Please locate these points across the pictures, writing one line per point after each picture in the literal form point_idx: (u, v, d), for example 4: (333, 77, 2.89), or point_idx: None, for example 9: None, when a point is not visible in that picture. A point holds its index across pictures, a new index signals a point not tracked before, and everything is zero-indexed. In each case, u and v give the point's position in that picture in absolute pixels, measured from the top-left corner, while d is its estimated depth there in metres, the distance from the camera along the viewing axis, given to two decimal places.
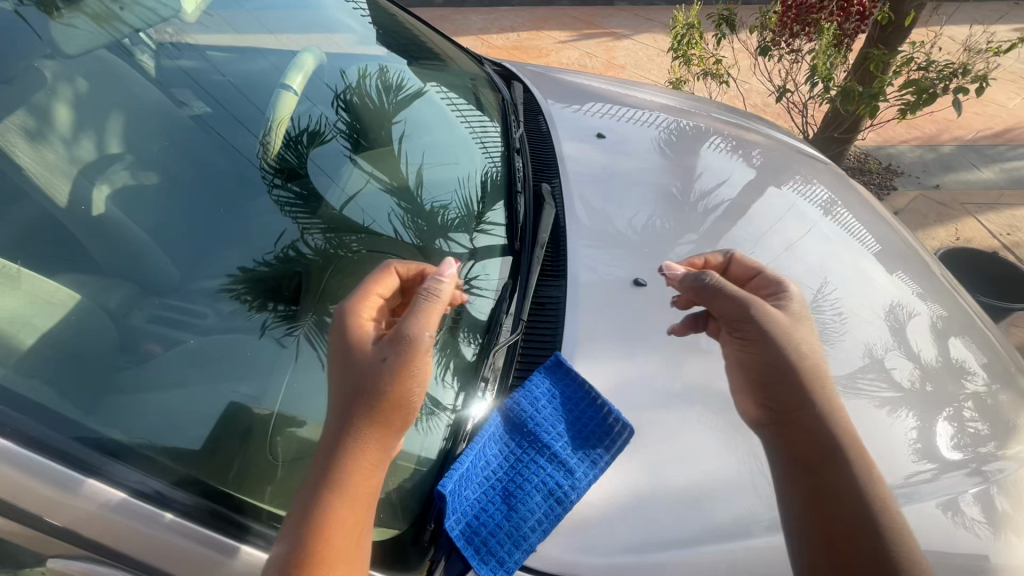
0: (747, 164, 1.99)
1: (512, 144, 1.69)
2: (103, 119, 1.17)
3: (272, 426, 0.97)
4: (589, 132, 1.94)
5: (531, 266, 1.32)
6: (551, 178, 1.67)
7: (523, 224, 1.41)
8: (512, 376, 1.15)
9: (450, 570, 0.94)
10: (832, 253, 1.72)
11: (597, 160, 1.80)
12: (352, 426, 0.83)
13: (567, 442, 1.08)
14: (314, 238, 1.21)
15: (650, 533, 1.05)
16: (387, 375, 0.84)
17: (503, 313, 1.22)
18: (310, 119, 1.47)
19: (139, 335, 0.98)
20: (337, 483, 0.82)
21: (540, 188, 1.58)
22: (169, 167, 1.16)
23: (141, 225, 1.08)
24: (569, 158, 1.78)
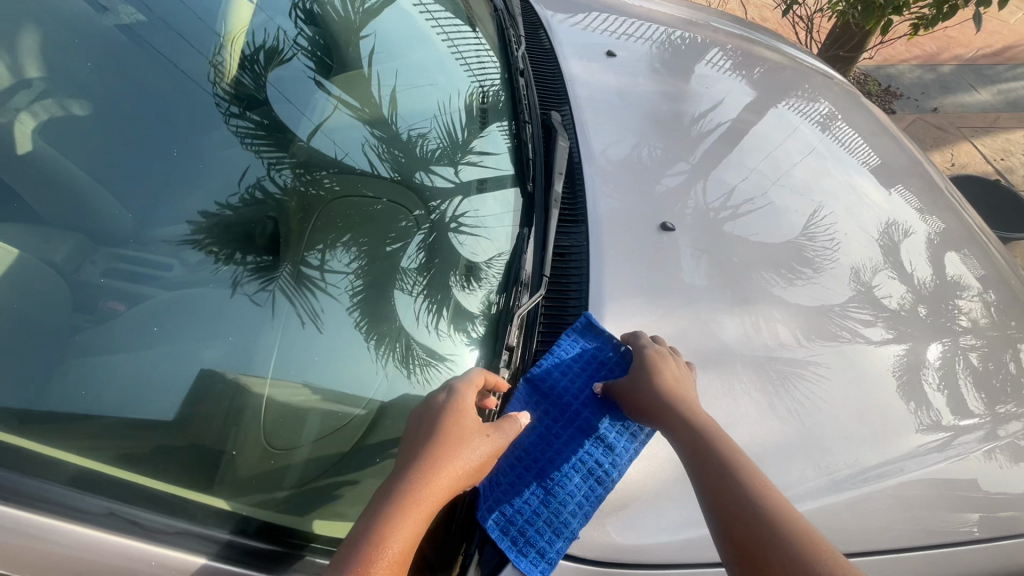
0: (748, 83, 1.87)
1: (516, 66, 1.57)
2: (13, 31, 0.96)
3: (263, 414, 0.93)
4: (598, 49, 1.79)
5: (547, 206, 1.31)
6: (560, 106, 1.57)
7: (535, 155, 1.39)
8: (537, 343, 1.17)
9: (486, 562, 0.94)
10: (825, 172, 1.67)
11: (607, 83, 1.69)
12: (444, 464, 0.87)
13: (603, 417, 1.08)
14: (281, 175, 1.09)
15: (685, 508, 1.07)
16: (485, 448, 0.92)
17: (523, 264, 1.22)
18: (266, 34, 1.28)
19: (94, 292, 0.86)
20: (420, 502, 0.82)
21: (548, 119, 1.49)
22: (99, 91, 0.98)
23: (77, 161, 0.92)
24: (579, 80, 1.66)
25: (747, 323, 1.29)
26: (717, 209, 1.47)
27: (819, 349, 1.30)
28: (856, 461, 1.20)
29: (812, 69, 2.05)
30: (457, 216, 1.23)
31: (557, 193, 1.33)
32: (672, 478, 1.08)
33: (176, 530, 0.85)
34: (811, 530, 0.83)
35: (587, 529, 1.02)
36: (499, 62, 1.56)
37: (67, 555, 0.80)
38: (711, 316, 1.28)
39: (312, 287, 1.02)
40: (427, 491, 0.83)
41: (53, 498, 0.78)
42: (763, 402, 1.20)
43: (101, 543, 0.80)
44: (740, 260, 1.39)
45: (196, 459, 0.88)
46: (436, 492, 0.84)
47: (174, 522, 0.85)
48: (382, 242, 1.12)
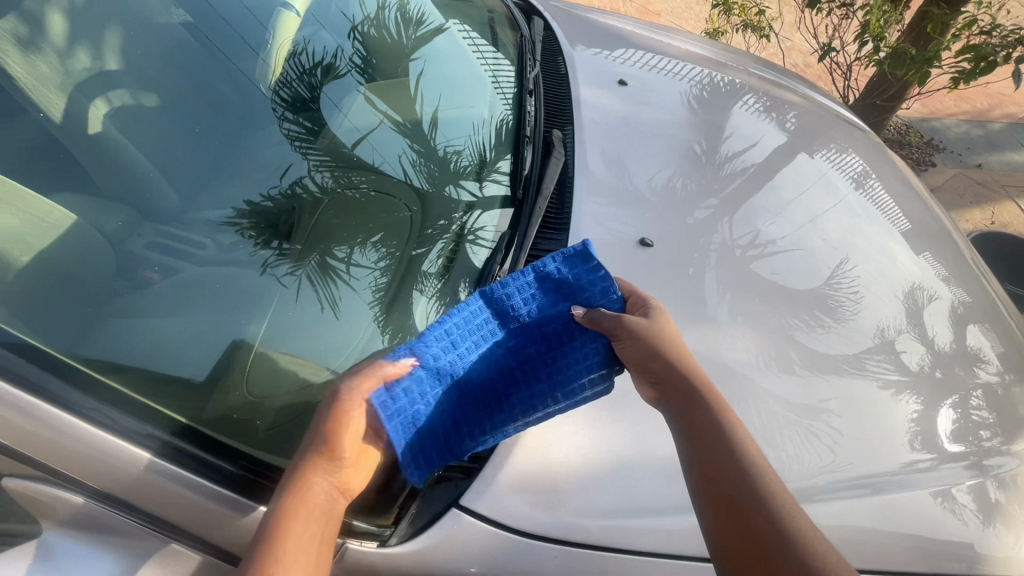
0: (779, 127, 1.88)
1: (526, 85, 1.58)
2: (101, 30, 1.10)
3: (249, 365, 0.97)
4: (611, 78, 1.81)
5: (531, 217, 1.30)
6: (563, 125, 1.57)
7: (531, 173, 1.38)
8: None
9: (421, 513, 0.97)
10: (862, 233, 1.64)
11: (616, 110, 1.69)
12: (314, 455, 0.84)
13: (545, 362, 0.97)
14: (322, 175, 1.18)
15: (626, 498, 1.03)
16: (339, 425, 0.84)
17: (495, 265, 1.19)
18: (324, 50, 1.39)
19: (134, 260, 0.96)
20: (301, 498, 0.81)
21: (549, 135, 1.51)
22: (170, 88, 1.11)
23: (140, 149, 1.04)
24: (586, 103, 1.66)
25: (746, 356, 1.28)
26: (743, 246, 1.47)
27: (818, 387, 1.27)
28: (847, 509, 1.15)
29: (841, 117, 2.05)
30: (476, 228, 1.24)
31: (539, 200, 1.34)
32: (643, 474, 1.04)
33: (163, 479, 0.88)
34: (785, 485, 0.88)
35: (535, 513, 0.99)
36: (520, 82, 1.58)
37: (81, 463, 0.87)
38: (711, 343, 1.27)
39: (335, 277, 1.08)
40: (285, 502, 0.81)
41: (74, 418, 0.84)
42: (751, 431, 1.18)
43: (108, 450, 0.86)
44: (750, 295, 1.38)
45: (199, 404, 0.92)
46: (298, 498, 0.81)
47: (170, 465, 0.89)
48: (410, 245, 1.17)
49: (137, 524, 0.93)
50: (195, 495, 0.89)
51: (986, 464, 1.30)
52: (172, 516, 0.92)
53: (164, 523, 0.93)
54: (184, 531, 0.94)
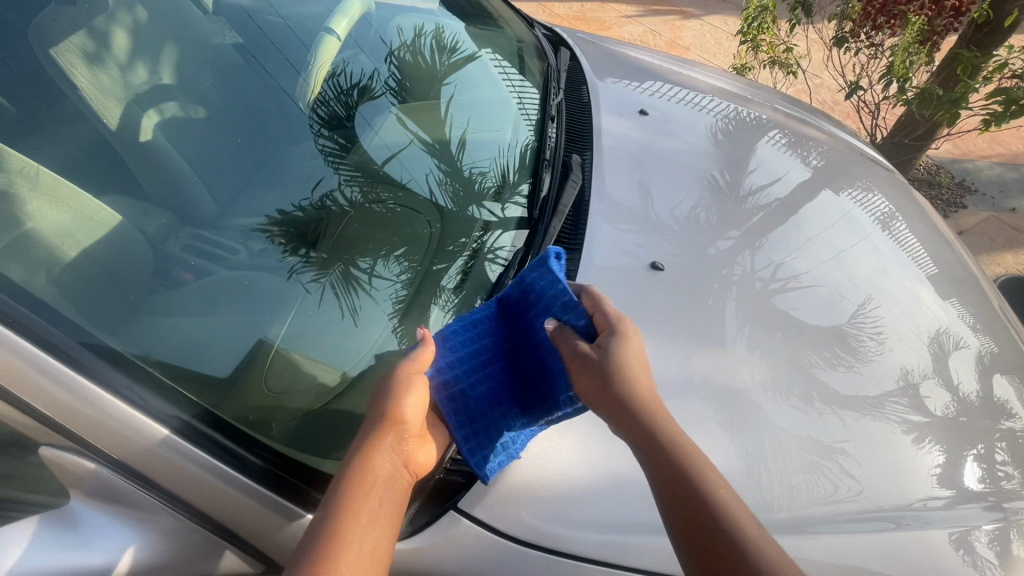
0: (803, 163, 1.88)
1: (548, 111, 1.62)
2: (159, 50, 1.19)
3: (269, 362, 1.00)
4: (632, 107, 1.85)
5: (546, 236, 1.31)
6: (582, 150, 1.59)
7: (547, 198, 1.40)
8: None
9: (423, 511, 0.98)
10: (887, 274, 1.61)
11: (638, 139, 1.73)
12: (379, 429, 0.86)
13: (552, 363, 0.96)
14: (351, 190, 1.24)
15: (623, 513, 1.01)
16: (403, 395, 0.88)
17: (507, 280, 1.21)
18: (361, 73, 1.47)
19: (172, 262, 1.01)
20: (366, 472, 0.83)
21: (569, 159, 1.53)
22: (218, 104, 1.20)
23: (185, 158, 1.12)
24: (606, 132, 1.69)
25: (762, 390, 1.26)
26: (764, 279, 1.46)
27: (836, 426, 1.24)
28: (859, 554, 1.12)
29: (867, 156, 2.05)
30: (496, 247, 1.27)
31: (553, 222, 1.35)
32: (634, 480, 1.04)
33: (177, 468, 0.90)
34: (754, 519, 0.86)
35: (530, 519, 0.99)
36: (544, 108, 1.63)
37: (101, 449, 0.89)
38: (725, 373, 1.26)
39: (358, 287, 1.12)
40: (351, 470, 0.83)
41: (103, 406, 0.87)
42: (762, 466, 1.16)
43: (139, 432, 0.88)
44: (767, 328, 1.36)
45: (220, 395, 0.95)
46: (364, 468, 0.83)
47: (185, 450, 0.90)
48: (431, 260, 1.21)
49: (157, 501, 0.93)
50: (217, 480, 0.92)
51: (1011, 517, 1.25)
52: (191, 498, 0.93)
53: (182, 503, 0.94)
54: (199, 512, 0.95)
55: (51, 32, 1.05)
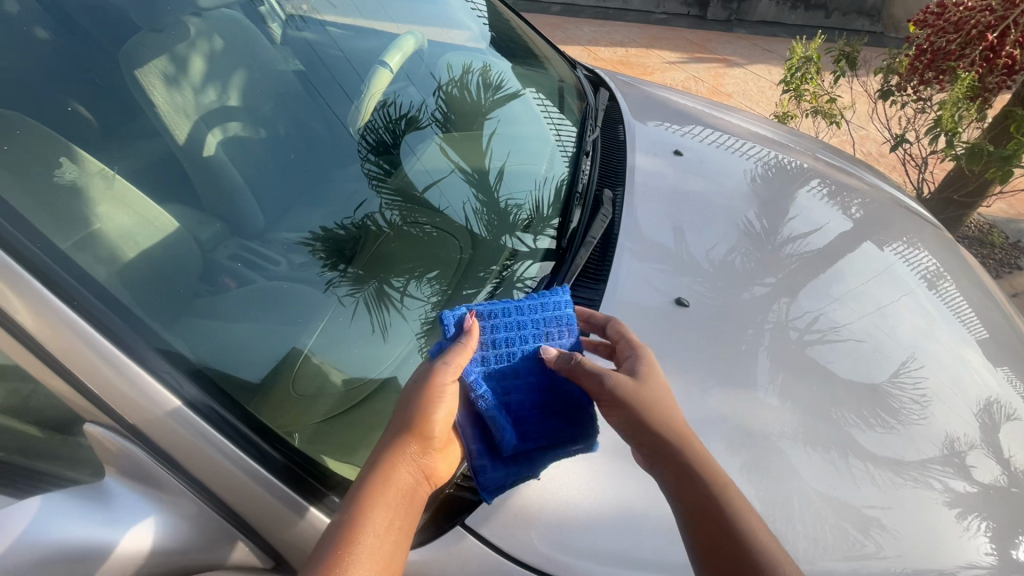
0: (845, 214, 1.84)
1: (583, 147, 1.66)
2: (229, 75, 1.30)
3: (298, 366, 1.04)
4: (669, 148, 1.87)
5: (571, 267, 1.34)
6: (615, 185, 1.62)
7: (577, 228, 1.42)
8: None
9: (429, 526, 0.98)
10: (931, 333, 1.53)
11: (673, 180, 1.74)
12: (405, 437, 0.86)
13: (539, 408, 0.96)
14: (391, 213, 1.29)
15: (632, 548, 0.97)
16: (432, 407, 0.87)
17: None
18: (410, 104, 1.54)
19: (218, 269, 1.07)
20: (387, 480, 0.83)
21: (601, 194, 1.56)
22: (275, 127, 1.29)
23: (240, 174, 1.21)
24: (640, 170, 1.72)
25: (791, 443, 1.20)
26: (800, 329, 1.42)
27: (870, 488, 1.17)
28: None
29: (913, 210, 1.99)
30: (525, 277, 1.28)
31: (578, 255, 1.37)
32: (647, 519, 1.00)
33: (199, 456, 0.92)
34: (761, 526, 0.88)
35: (534, 542, 0.96)
36: (581, 146, 1.67)
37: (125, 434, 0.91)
38: (753, 422, 1.21)
39: (389, 305, 1.15)
40: (374, 477, 0.83)
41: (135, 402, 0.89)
42: (788, 524, 1.10)
43: (174, 416, 0.90)
44: (800, 378, 1.32)
45: (250, 393, 0.98)
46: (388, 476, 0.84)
47: (210, 435, 0.92)
48: (461, 285, 1.23)
49: (183, 490, 0.95)
50: (234, 468, 0.93)
51: None
52: (207, 483, 0.94)
53: (208, 493, 0.95)
54: (223, 504, 0.96)
55: (138, 57, 1.17)
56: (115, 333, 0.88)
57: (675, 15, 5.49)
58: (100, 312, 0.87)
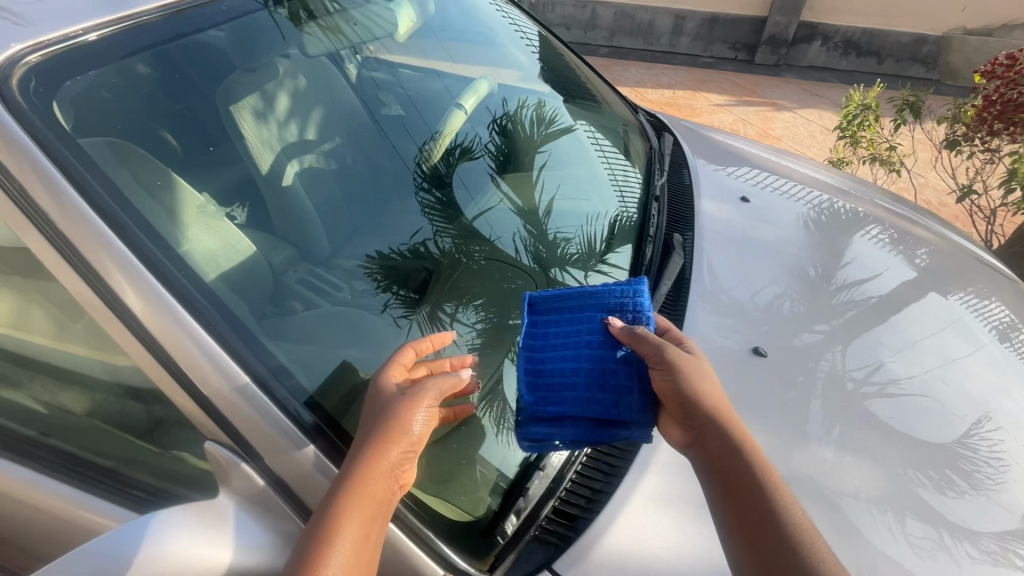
0: (907, 262, 1.78)
1: (653, 192, 1.67)
2: (309, 111, 1.40)
3: None
4: (734, 194, 1.87)
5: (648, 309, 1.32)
6: (684, 230, 1.62)
7: (649, 266, 1.42)
8: None
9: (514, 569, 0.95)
10: (1008, 392, 1.44)
11: (738, 225, 1.73)
12: (384, 446, 0.84)
13: (597, 381, 0.96)
14: (443, 240, 1.32)
15: None
16: (414, 417, 0.87)
17: None
18: (466, 136, 1.58)
19: (287, 292, 1.12)
20: (364, 489, 0.82)
21: (671, 238, 1.55)
22: (345, 160, 1.36)
23: (311, 201, 1.27)
24: (707, 215, 1.72)
25: (855, 504, 1.14)
26: (857, 381, 1.36)
27: (944, 560, 1.09)
28: None
29: (982, 261, 1.90)
30: None
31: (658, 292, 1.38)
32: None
33: (280, 452, 0.93)
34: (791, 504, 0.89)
35: None
36: (648, 189, 1.68)
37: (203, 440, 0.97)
38: (812, 478, 1.16)
39: (440, 328, 1.17)
40: (350, 484, 0.82)
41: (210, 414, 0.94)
42: None
43: (242, 435, 0.93)
44: (860, 431, 1.26)
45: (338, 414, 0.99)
46: (365, 484, 0.82)
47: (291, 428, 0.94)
48: (507, 314, 1.24)
49: (258, 480, 0.95)
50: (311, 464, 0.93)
51: None
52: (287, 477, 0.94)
53: (282, 485, 0.95)
54: (295, 499, 0.95)
55: (235, 94, 1.27)
56: (203, 342, 0.92)
57: (721, 59, 5.55)
58: (201, 323, 0.92)
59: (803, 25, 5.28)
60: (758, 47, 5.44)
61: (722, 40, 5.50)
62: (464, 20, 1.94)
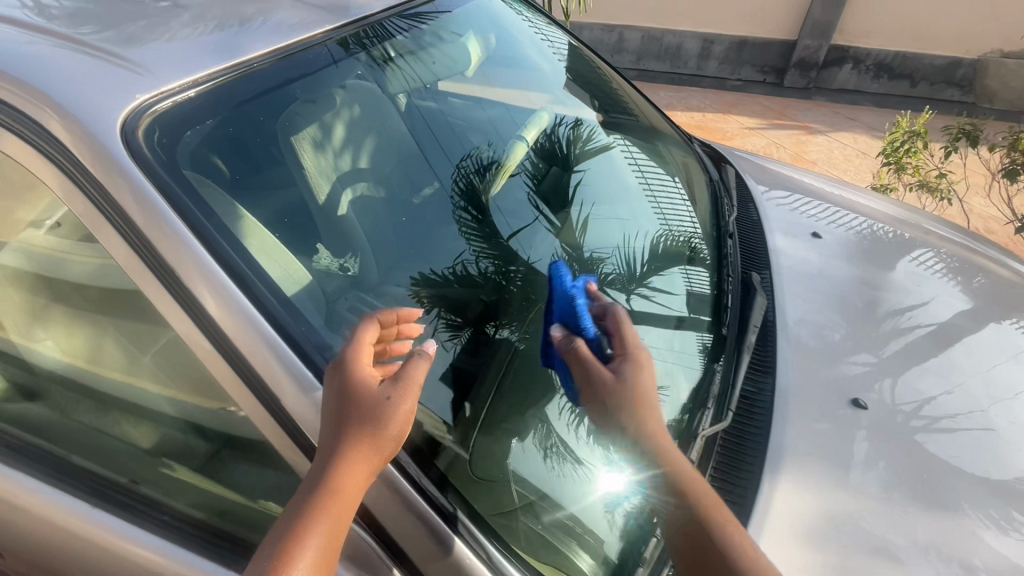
0: (963, 291, 1.71)
1: (725, 228, 1.66)
2: (362, 140, 1.40)
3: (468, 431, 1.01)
4: (805, 230, 1.83)
5: (743, 358, 1.32)
6: (760, 268, 1.61)
7: (733, 309, 1.41)
8: (712, 473, 1.14)
9: None
10: None
11: (811, 262, 1.71)
12: (361, 447, 0.80)
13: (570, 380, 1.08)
14: (483, 263, 1.27)
15: None
16: (395, 417, 0.82)
17: (708, 400, 1.22)
18: (501, 152, 1.58)
19: (340, 319, 1.06)
20: (339, 490, 0.79)
21: (749, 277, 1.55)
22: (394, 187, 1.37)
23: (364, 230, 1.26)
24: (781, 253, 1.71)
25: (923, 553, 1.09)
26: (907, 415, 1.31)
27: None
28: None
29: None
30: None
31: (749, 340, 1.37)
32: None
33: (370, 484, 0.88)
34: (729, 516, 0.91)
35: None
36: (719, 225, 1.66)
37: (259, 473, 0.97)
38: (874, 524, 1.12)
39: (487, 352, 1.12)
40: (325, 483, 0.79)
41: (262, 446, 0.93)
42: None
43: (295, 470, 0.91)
44: (915, 472, 1.20)
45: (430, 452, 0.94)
46: (342, 485, 0.79)
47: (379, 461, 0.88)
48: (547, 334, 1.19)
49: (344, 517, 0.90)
50: (399, 499, 0.88)
51: None
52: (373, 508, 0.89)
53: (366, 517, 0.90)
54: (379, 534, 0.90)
55: (295, 126, 1.23)
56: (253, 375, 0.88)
57: (750, 82, 5.61)
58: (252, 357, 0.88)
59: (833, 49, 5.27)
60: (787, 70, 5.46)
61: (751, 64, 5.53)
62: (518, 51, 1.95)
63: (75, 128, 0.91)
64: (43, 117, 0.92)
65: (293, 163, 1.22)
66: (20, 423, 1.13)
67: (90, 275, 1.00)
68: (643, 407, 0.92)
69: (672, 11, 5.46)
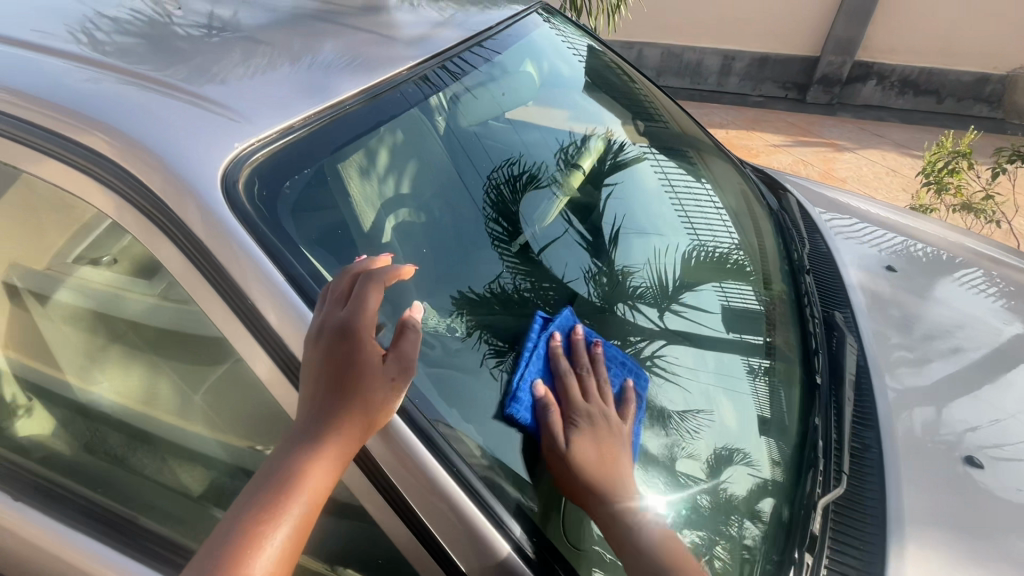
0: (1012, 313, 1.65)
1: (800, 263, 1.60)
2: (404, 165, 1.29)
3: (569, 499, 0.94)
4: (879, 263, 1.77)
5: (841, 410, 1.27)
6: (841, 306, 1.56)
7: (821, 351, 1.36)
8: (827, 547, 1.05)
9: None
10: None
11: (893, 299, 1.64)
12: (364, 419, 0.77)
13: None
14: (516, 278, 1.23)
15: None
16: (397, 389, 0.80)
17: (817, 460, 1.15)
18: (532, 164, 1.56)
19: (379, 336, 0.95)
20: (335, 463, 0.75)
21: (832, 316, 1.50)
22: (434, 210, 1.28)
23: (404, 252, 1.16)
24: (858, 288, 1.65)
25: None
26: (950, 444, 1.26)
27: None
28: None
29: None
30: (653, 355, 1.20)
31: (846, 390, 1.31)
32: None
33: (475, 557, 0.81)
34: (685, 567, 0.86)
35: None
36: (792, 262, 1.60)
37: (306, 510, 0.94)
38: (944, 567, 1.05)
39: None
40: (318, 453, 0.75)
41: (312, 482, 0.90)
42: None
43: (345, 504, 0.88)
44: (972, 511, 1.14)
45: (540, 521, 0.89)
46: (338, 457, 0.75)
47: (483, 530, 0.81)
48: None
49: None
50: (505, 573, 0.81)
51: None
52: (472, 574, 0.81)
53: None
54: None
55: (343, 153, 1.12)
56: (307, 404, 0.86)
57: (771, 98, 5.59)
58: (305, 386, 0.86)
59: (857, 66, 5.24)
60: (810, 86, 5.44)
61: (772, 80, 5.51)
62: (557, 71, 1.93)
63: (125, 155, 0.90)
64: (91, 146, 0.92)
65: (339, 194, 1.10)
66: (67, 466, 1.11)
67: (144, 314, 0.99)
68: (590, 457, 0.90)
69: (692, 30, 5.47)
